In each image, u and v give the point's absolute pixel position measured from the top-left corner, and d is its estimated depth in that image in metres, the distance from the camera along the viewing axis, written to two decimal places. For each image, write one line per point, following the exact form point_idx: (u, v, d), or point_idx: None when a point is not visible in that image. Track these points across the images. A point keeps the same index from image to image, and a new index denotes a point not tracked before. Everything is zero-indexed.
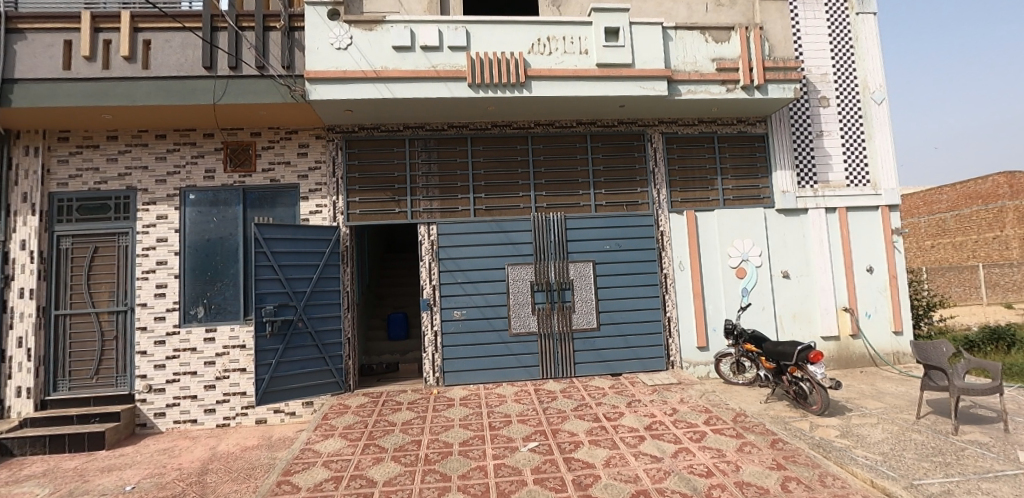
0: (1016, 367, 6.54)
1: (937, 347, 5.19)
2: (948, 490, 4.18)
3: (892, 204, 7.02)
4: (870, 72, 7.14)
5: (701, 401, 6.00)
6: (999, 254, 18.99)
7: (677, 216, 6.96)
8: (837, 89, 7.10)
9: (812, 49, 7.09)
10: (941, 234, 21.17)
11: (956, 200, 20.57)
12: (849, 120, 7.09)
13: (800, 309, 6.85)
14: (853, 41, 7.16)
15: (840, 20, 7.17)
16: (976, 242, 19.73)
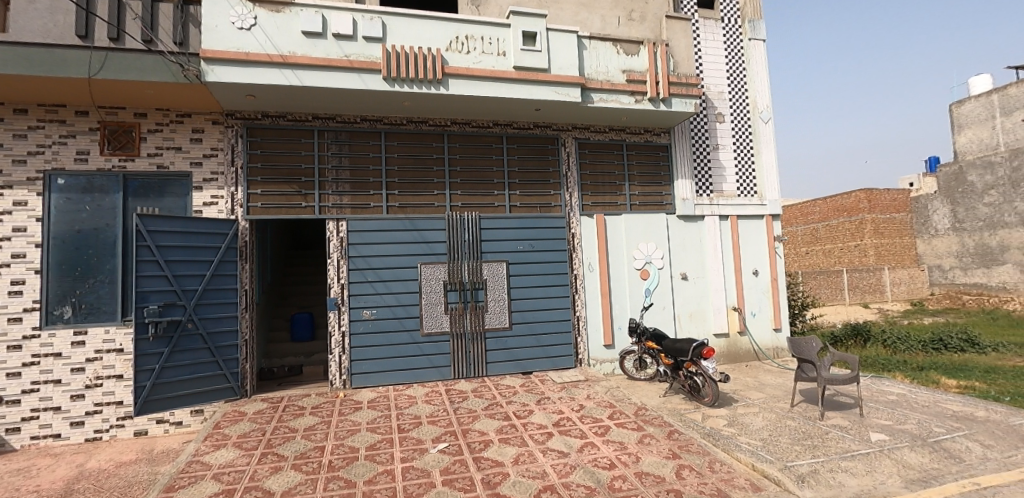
0: (868, 360, 7.50)
1: (808, 343, 5.78)
2: (814, 469, 4.68)
3: (775, 214, 7.75)
4: (759, 93, 7.84)
5: (606, 397, 6.27)
6: (860, 260, 21.67)
7: (587, 219, 7.20)
8: (731, 106, 7.73)
9: (711, 68, 7.66)
10: (814, 242, 23.76)
11: (826, 212, 23.13)
12: (741, 135, 7.76)
13: (695, 309, 7.37)
14: (746, 63, 7.83)
15: (736, 43, 7.81)
16: (841, 249, 22.47)
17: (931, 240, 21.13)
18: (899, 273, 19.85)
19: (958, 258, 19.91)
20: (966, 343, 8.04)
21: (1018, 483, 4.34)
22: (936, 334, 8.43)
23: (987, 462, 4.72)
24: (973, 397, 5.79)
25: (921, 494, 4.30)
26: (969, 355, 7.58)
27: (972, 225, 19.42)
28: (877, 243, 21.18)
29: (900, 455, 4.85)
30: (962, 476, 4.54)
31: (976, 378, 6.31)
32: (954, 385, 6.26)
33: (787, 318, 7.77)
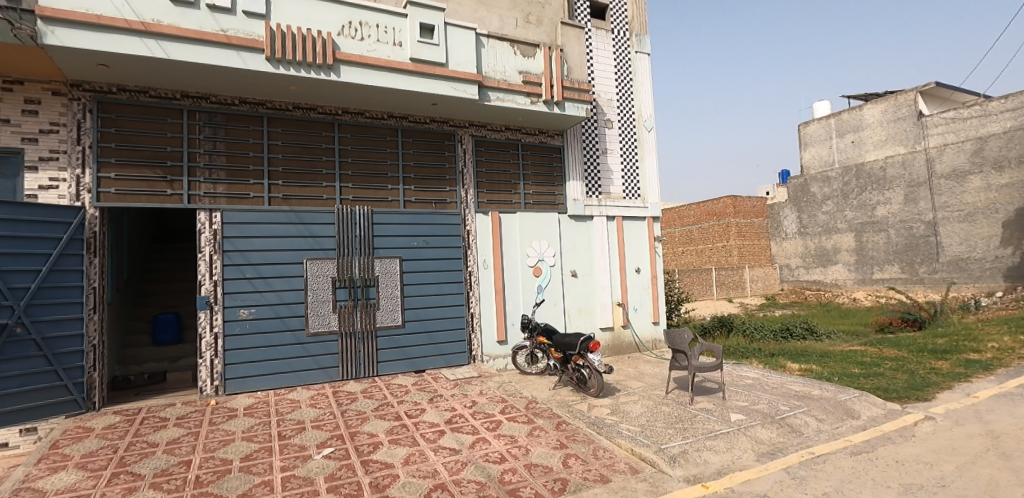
0: (729, 348, 8.39)
1: (680, 335, 6.22)
2: (684, 450, 5.12)
3: (656, 216, 8.41)
4: (643, 103, 8.42)
5: (498, 392, 6.42)
6: (725, 261, 24.79)
7: (482, 216, 7.28)
8: (619, 114, 8.21)
9: (602, 76, 8.08)
10: (689, 242, 27.10)
11: (699, 216, 26.32)
12: (627, 142, 8.28)
13: (584, 304, 7.75)
14: (632, 74, 8.38)
15: (624, 55, 8.32)
16: (711, 251, 25.73)
17: (782, 242, 24.11)
18: (756, 272, 23.07)
19: (802, 259, 23.02)
20: (806, 331, 9.31)
21: (843, 450, 5.09)
22: (783, 325, 9.67)
23: (821, 433, 5.47)
24: (810, 378, 6.69)
25: (769, 465, 4.90)
26: (808, 342, 8.78)
27: (812, 229, 22.53)
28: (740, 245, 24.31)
29: (753, 432, 5.46)
30: (801, 447, 5.23)
31: (813, 362, 7.31)
32: (796, 368, 7.20)
33: (665, 311, 8.47)
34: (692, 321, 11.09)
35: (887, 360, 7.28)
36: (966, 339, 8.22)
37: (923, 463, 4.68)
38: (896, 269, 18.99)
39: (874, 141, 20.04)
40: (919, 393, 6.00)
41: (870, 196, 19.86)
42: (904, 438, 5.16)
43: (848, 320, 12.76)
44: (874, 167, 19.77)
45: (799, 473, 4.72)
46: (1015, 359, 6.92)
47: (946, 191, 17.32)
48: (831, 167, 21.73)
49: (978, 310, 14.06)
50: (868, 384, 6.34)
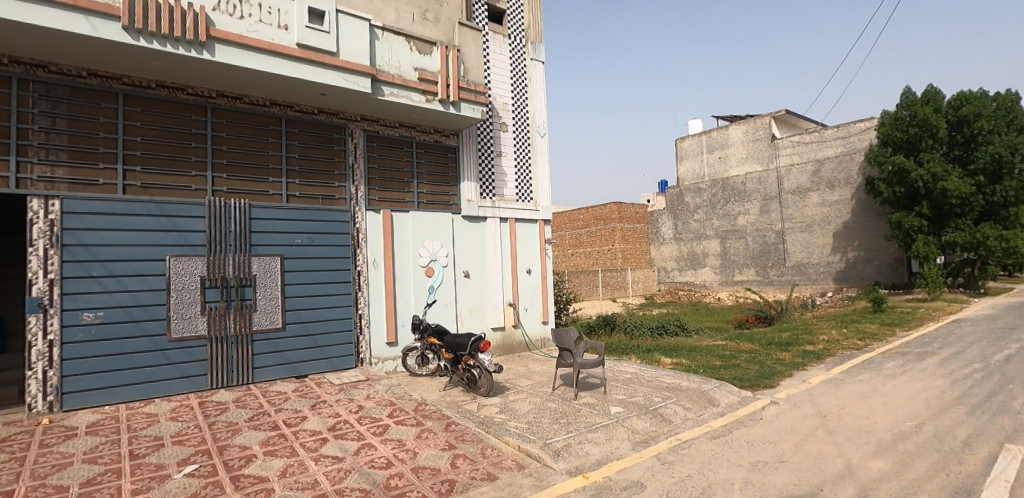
0: (612, 344, 8.98)
1: (567, 333, 6.42)
2: (567, 443, 5.35)
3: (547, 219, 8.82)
4: (537, 110, 8.75)
5: (386, 396, 6.26)
6: (610, 262, 28.14)
7: (373, 214, 7.09)
8: (513, 119, 8.45)
9: (497, 80, 8.22)
10: (579, 245, 30.03)
11: (589, 221, 29.35)
12: (520, 147, 8.55)
13: (475, 305, 7.83)
14: (528, 81, 8.65)
15: (520, 61, 8.56)
16: (599, 252, 28.86)
17: (660, 246, 28.66)
18: (637, 274, 27.28)
19: (676, 262, 27.72)
20: (679, 328, 10.29)
21: (705, 435, 5.58)
22: (659, 323, 10.62)
23: (687, 420, 5.92)
24: (680, 371, 7.35)
25: (642, 453, 5.28)
26: (680, 338, 9.68)
27: (686, 236, 27.32)
28: (623, 248, 27.79)
29: (630, 423, 5.83)
30: (671, 434, 5.67)
31: (683, 356, 8.05)
32: (668, 362, 7.88)
33: (553, 311, 8.93)
34: (581, 321, 11.72)
35: (743, 353, 8.22)
36: (802, 333, 9.61)
37: (769, 442, 5.28)
38: (751, 272, 24.22)
39: (739, 158, 24.77)
40: (767, 381, 6.80)
41: (732, 206, 25.10)
42: (754, 421, 5.72)
43: (714, 318, 14.42)
44: (737, 181, 24.81)
45: (668, 459, 5.14)
46: (838, 349, 8.21)
47: (791, 204, 22.72)
48: (701, 180, 26.45)
49: (814, 307, 16.65)
50: (728, 375, 7.07)
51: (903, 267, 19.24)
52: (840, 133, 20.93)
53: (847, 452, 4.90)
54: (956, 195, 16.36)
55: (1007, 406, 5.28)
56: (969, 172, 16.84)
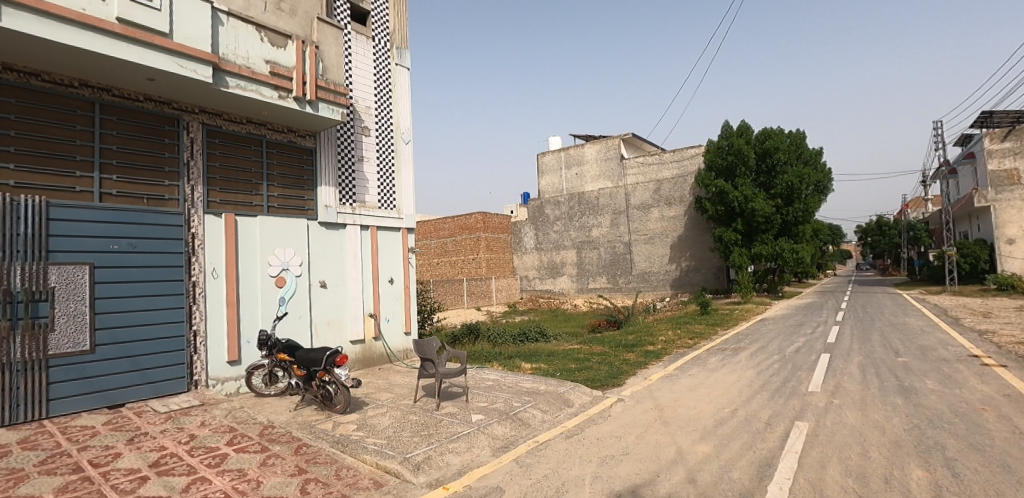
0: (476, 353, 9.13)
1: (429, 343, 6.32)
2: (428, 455, 5.23)
3: (410, 227, 8.88)
4: (402, 116, 8.77)
5: (225, 421, 5.58)
6: (475, 270, 31.59)
7: (213, 218, 6.39)
8: (377, 124, 8.33)
9: (360, 82, 8.07)
10: (444, 254, 32.89)
11: (455, 230, 32.38)
12: (384, 152, 8.46)
13: (333, 317, 7.55)
14: (392, 86, 8.64)
15: (384, 66, 8.52)
16: (464, 262, 32.14)
17: (523, 256, 33.31)
18: (500, 282, 30.94)
19: (537, 270, 32.50)
20: (540, 334, 10.89)
21: (560, 435, 5.73)
22: (522, 330, 11.16)
23: (545, 422, 6.05)
24: (539, 375, 7.69)
25: (502, 458, 5.33)
26: (540, 343, 10.22)
27: (547, 246, 32.10)
28: (487, 257, 31.42)
29: (491, 430, 5.84)
30: (529, 437, 5.74)
31: (542, 360, 8.47)
32: (529, 368, 8.24)
33: (416, 321, 8.96)
34: (446, 333, 11.84)
35: (595, 355, 8.88)
36: (645, 334, 10.76)
37: (615, 436, 5.58)
38: (603, 280, 29.33)
39: (594, 174, 30.08)
40: (615, 381, 7.42)
41: (589, 219, 30.10)
42: (604, 418, 6.03)
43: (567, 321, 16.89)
44: (592, 195, 29.91)
45: (526, 461, 5.26)
46: (673, 348, 9.30)
47: (636, 219, 27.94)
48: (560, 194, 31.56)
49: (656, 310, 18.88)
50: (581, 377, 7.56)
51: (723, 275, 24.89)
52: (676, 156, 26.51)
53: (679, 439, 5.37)
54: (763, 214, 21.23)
55: (797, 389, 6.37)
56: (771, 195, 21.91)
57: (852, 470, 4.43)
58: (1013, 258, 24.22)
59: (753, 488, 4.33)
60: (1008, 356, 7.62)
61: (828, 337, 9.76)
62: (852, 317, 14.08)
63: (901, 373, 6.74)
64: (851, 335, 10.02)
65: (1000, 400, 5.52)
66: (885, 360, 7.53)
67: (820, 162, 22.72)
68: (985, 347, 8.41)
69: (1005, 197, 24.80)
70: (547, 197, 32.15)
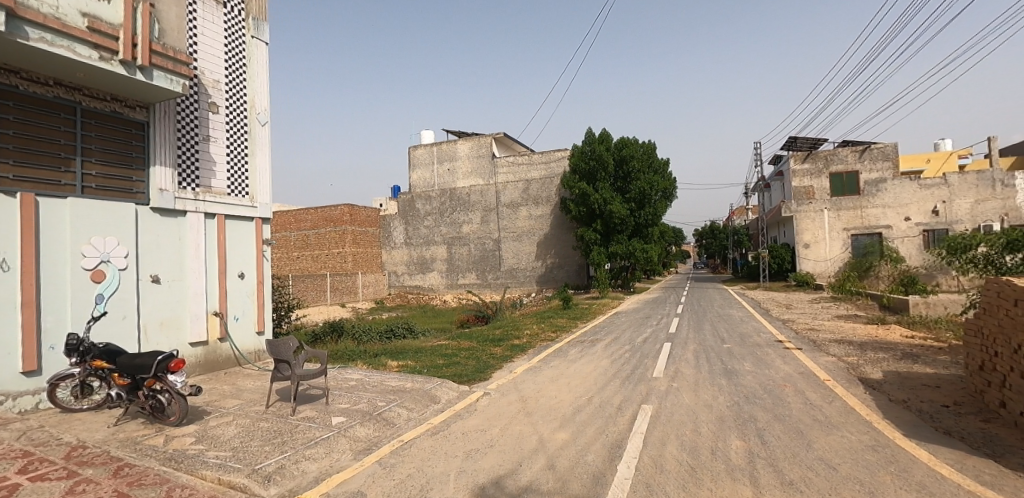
0: (339, 354, 8.69)
1: (287, 343, 5.95)
2: (281, 465, 4.74)
3: (265, 217, 8.32)
4: (257, 94, 8.27)
5: (17, 445, 4.56)
6: (341, 266, 32.46)
7: (4, 198, 5.18)
8: (227, 101, 7.75)
9: (208, 53, 7.45)
10: (306, 247, 32.96)
11: (317, 222, 32.85)
12: (235, 132, 7.86)
13: (167, 316, 6.72)
14: (246, 60, 8.16)
15: (238, 39, 7.99)
16: (330, 256, 32.65)
17: (392, 251, 35.11)
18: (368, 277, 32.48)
19: (407, 266, 34.53)
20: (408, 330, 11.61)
21: (425, 433, 5.55)
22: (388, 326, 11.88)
23: (410, 421, 5.83)
24: (405, 373, 7.57)
25: (364, 461, 5.00)
26: (409, 341, 10.27)
27: (417, 241, 34.27)
28: (353, 251, 32.72)
29: (352, 432, 5.49)
30: (393, 437, 5.49)
31: (409, 357, 8.36)
32: (395, 366, 8.08)
33: (269, 319, 8.41)
34: (307, 333, 11.47)
35: (462, 351, 8.94)
36: (511, 329, 11.23)
37: (481, 430, 5.55)
38: (473, 277, 32.52)
39: (467, 171, 32.80)
40: (481, 375, 7.56)
41: (459, 216, 33.00)
42: (470, 413, 6.03)
43: (438, 321, 18.50)
44: (463, 192, 32.87)
45: (389, 462, 5.01)
46: (536, 341, 9.77)
47: (506, 217, 31.64)
48: (432, 189, 33.86)
49: (521, 307, 20.32)
50: (448, 372, 7.60)
51: (585, 272, 30.04)
52: (545, 159, 30.59)
53: (540, 428, 5.52)
54: (618, 216, 25.66)
55: (643, 376, 7.03)
56: (626, 199, 26.48)
57: (686, 445, 4.95)
58: (807, 259, 28.72)
59: (604, 469, 4.65)
60: (802, 340, 9.26)
61: (670, 328, 11.03)
62: (689, 310, 16.11)
63: (725, 357, 7.81)
64: (690, 325, 11.42)
65: (797, 377, 6.63)
66: (714, 347, 8.68)
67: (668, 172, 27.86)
68: (785, 333, 10.14)
69: (804, 209, 28.55)
70: (416, 190, 34.35)
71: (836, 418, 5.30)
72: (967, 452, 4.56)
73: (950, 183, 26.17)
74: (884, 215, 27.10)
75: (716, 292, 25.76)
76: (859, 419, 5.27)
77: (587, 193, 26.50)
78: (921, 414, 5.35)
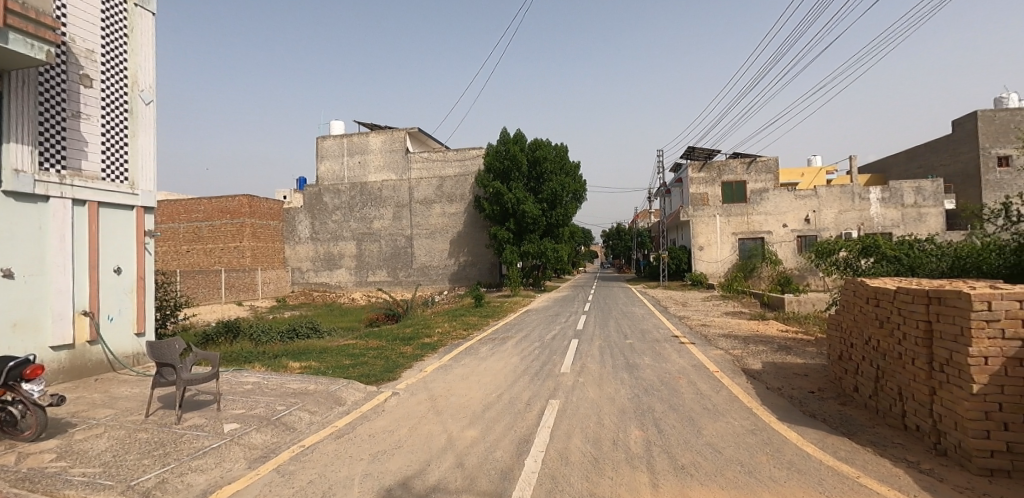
0: (235, 356, 8.96)
1: (170, 345, 5.46)
2: (162, 479, 4.23)
3: (148, 206, 7.63)
4: (140, 70, 7.64)
5: None
6: (238, 261, 31.43)
7: None
8: (104, 74, 7.05)
9: (80, 19, 6.72)
10: (195, 240, 32.07)
11: (211, 213, 31.73)
12: (113, 109, 7.17)
13: (23, 317, 5.87)
14: (128, 31, 7.50)
15: (118, 7, 7.33)
16: (224, 250, 31.52)
17: (295, 246, 36.04)
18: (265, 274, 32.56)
19: (312, 262, 35.77)
20: (310, 329, 12.71)
21: (329, 436, 5.25)
22: (291, 327, 12.61)
23: (312, 424, 5.53)
24: (308, 375, 7.32)
25: (260, 469, 4.58)
26: (316, 343, 10.55)
27: (323, 235, 35.64)
28: (251, 245, 32.04)
29: (246, 439, 5.06)
30: (293, 442, 5.12)
31: (312, 359, 8.43)
32: (297, 367, 8.05)
33: (151, 319, 7.72)
34: (195, 336, 11.38)
35: (371, 350, 9.08)
36: (423, 329, 11.48)
37: (388, 431, 5.38)
38: (384, 273, 34.53)
39: (377, 165, 34.96)
40: (389, 374, 7.46)
41: (369, 210, 34.83)
42: (377, 414, 5.87)
43: (345, 319, 18.75)
44: (374, 187, 34.73)
45: (287, 469, 4.63)
46: (448, 340, 10.03)
47: (421, 214, 33.89)
48: (341, 182, 35.73)
49: (433, 304, 20.84)
50: (355, 373, 7.42)
51: (496, 270, 32.77)
52: (460, 156, 33.26)
53: (450, 426, 5.47)
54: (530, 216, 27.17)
55: (551, 372, 7.27)
56: (539, 200, 28.20)
57: (590, 437, 5.13)
58: (702, 260, 31.23)
59: (512, 464, 4.65)
60: (695, 335, 10.08)
61: (578, 326, 11.57)
62: (597, 307, 17.00)
63: (627, 353, 8.31)
64: (596, 323, 12.05)
65: (690, 370, 7.20)
66: (618, 342, 9.19)
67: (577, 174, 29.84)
68: (681, 328, 11.01)
69: (701, 215, 31.26)
70: (325, 183, 36.22)
71: (723, 406, 5.79)
72: (828, 432, 5.16)
73: (819, 194, 29.47)
74: (766, 221, 30.08)
75: (620, 290, 28.63)
76: (741, 406, 5.79)
77: (502, 192, 28.00)
78: (791, 399, 6.01)
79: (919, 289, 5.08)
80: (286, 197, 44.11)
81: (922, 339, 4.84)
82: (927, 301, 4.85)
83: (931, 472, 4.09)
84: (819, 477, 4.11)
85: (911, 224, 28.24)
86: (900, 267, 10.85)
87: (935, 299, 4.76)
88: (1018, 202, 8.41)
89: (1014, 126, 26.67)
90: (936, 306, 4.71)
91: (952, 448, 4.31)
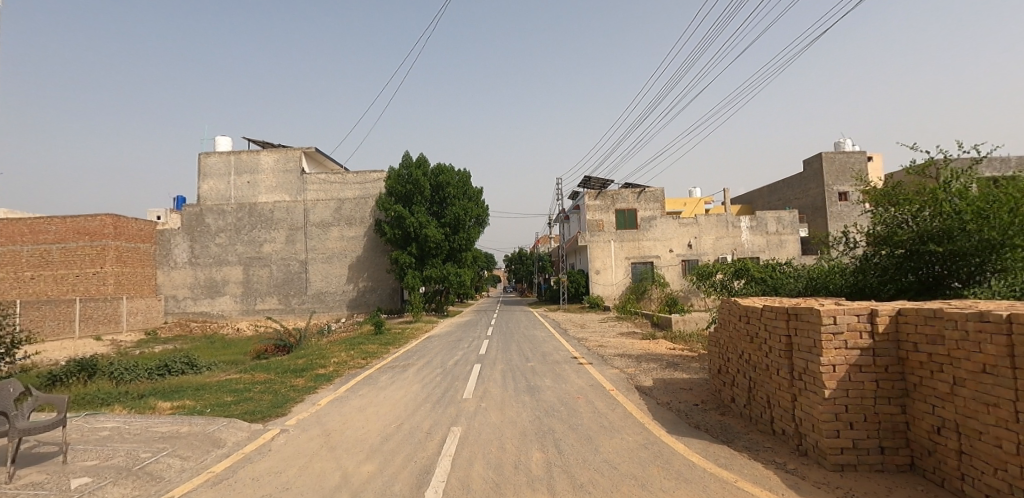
0: (90, 399, 7.93)
1: (0, 389, 4.53)
2: None
3: None
4: None
5: None
6: (97, 288, 27.85)
7: None
8: None
9: None
10: (44, 265, 28.03)
11: (64, 233, 28.00)
12: None
13: None
14: None
15: None
16: (80, 276, 27.78)
17: (170, 271, 32.99)
18: (135, 303, 29.40)
19: (190, 289, 32.95)
20: (186, 366, 11.55)
21: (203, 484, 4.67)
22: (162, 363, 11.35)
23: (183, 472, 4.93)
24: (181, 416, 6.64)
25: None
26: (191, 379, 9.67)
27: (205, 260, 33.18)
28: (115, 270, 28.54)
29: (100, 494, 4.30)
30: (160, 494, 4.46)
31: (187, 398, 7.80)
32: (168, 408, 7.33)
33: None
34: (33, 379, 9.92)
35: (256, 385, 8.55)
36: (316, 358, 11.05)
37: (273, 473, 4.96)
38: (275, 300, 32.65)
39: (268, 185, 33.00)
40: (277, 410, 6.98)
41: (259, 232, 32.90)
42: (262, 454, 5.41)
43: (225, 352, 17.39)
44: (266, 208, 32.90)
45: None
46: (344, 369, 9.72)
47: (316, 236, 32.73)
48: (226, 202, 33.27)
49: (328, 332, 20.09)
50: (238, 411, 6.87)
51: (398, 295, 32.44)
52: (360, 179, 32.60)
53: (344, 463, 5.17)
54: (433, 240, 27.33)
55: (453, 399, 7.21)
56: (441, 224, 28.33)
57: (492, 463, 5.10)
58: (599, 283, 32.94)
59: (412, 495, 4.41)
60: (593, 355, 10.57)
61: (480, 350, 11.65)
62: (497, 330, 17.25)
63: (528, 375, 8.53)
64: (498, 346, 12.20)
65: (587, 389, 7.53)
66: (520, 365, 9.37)
67: (482, 199, 30.19)
68: (580, 349, 11.51)
69: (596, 239, 32.81)
70: (207, 202, 33.44)
71: (618, 423, 6.09)
72: (710, 441, 5.59)
73: (699, 222, 32.36)
74: (655, 246, 32.42)
75: (525, 313, 29.67)
76: (634, 422, 6.14)
77: (404, 215, 27.83)
78: (679, 412, 6.47)
79: (780, 306, 5.70)
80: (157, 216, 40.18)
81: (784, 351, 5.43)
82: (787, 317, 5.46)
83: (795, 471, 4.58)
84: (702, 484, 4.42)
85: (774, 249, 31.67)
86: (766, 287, 12.28)
87: (793, 315, 5.36)
88: (853, 231, 9.96)
89: (850, 167, 31.59)
90: (793, 321, 5.30)
91: (811, 448, 4.85)
